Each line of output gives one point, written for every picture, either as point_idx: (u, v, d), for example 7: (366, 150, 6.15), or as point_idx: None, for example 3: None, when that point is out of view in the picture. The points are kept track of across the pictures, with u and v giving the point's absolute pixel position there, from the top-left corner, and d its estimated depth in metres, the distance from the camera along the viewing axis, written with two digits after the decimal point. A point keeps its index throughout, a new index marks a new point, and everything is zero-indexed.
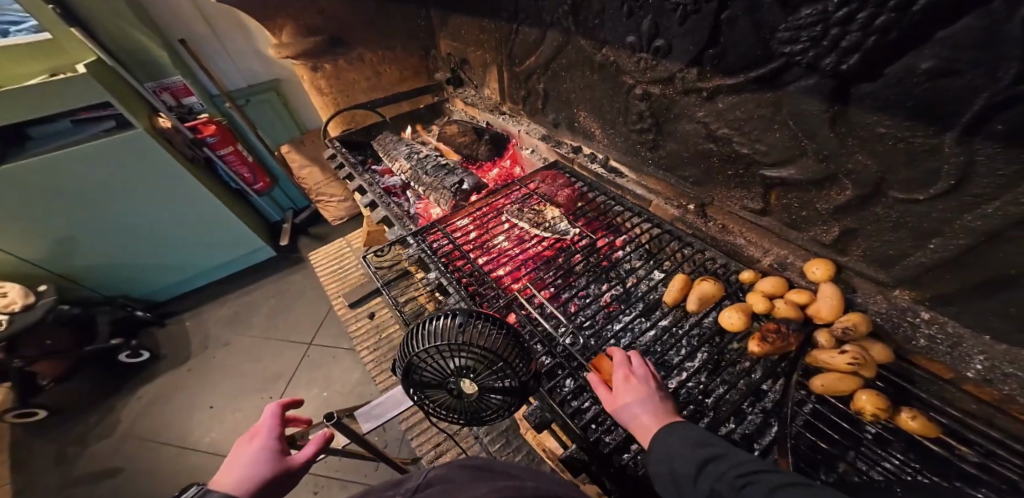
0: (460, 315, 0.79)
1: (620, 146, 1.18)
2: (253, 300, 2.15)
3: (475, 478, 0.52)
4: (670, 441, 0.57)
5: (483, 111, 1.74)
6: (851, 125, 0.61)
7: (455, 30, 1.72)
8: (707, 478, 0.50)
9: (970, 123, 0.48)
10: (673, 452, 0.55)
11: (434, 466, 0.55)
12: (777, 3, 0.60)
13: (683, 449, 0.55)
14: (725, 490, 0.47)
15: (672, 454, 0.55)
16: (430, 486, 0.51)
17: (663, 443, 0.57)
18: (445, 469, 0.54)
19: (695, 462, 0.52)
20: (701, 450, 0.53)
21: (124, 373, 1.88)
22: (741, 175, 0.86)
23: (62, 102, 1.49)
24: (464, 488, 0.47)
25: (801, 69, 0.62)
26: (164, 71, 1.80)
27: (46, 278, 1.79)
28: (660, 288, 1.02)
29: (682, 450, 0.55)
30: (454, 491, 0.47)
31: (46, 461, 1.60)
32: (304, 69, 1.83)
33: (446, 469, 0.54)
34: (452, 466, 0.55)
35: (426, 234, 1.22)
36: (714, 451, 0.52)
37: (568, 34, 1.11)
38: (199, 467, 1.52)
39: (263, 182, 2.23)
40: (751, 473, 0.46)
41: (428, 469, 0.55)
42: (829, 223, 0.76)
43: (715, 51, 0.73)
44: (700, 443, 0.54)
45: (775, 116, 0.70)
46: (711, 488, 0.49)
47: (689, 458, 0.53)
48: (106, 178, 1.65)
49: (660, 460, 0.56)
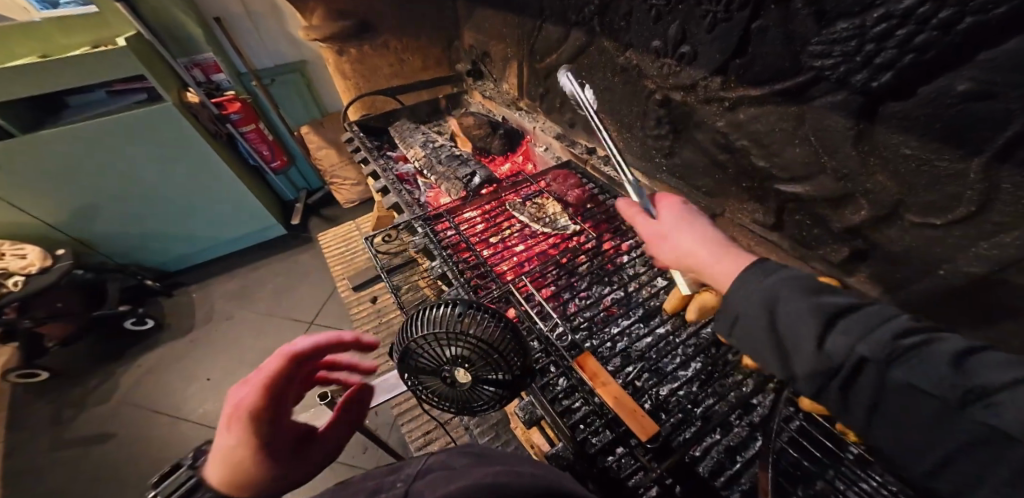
0: (461, 305, 0.80)
1: (634, 150, 1.18)
2: (258, 277, 2.17)
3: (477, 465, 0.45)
4: (770, 287, 0.40)
5: (500, 106, 1.76)
6: (875, 144, 0.60)
7: (478, 22, 1.72)
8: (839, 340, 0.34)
9: (1002, 148, 0.47)
10: (779, 301, 0.39)
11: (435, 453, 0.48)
12: (812, 15, 0.58)
13: (791, 294, 0.39)
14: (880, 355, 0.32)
15: (782, 307, 0.38)
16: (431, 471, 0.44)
17: (756, 285, 0.41)
18: (446, 456, 0.48)
19: (816, 316, 0.36)
20: (823, 298, 0.37)
21: (125, 341, 1.90)
22: (756, 188, 0.85)
23: (83, 78, 1.49)
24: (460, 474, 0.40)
25: (830, 84, 0.61)
26: (197, 47, 1.82)
27: (62, 242, 1.82)
28: (661, 296, 1.06)
29: (798, 300, 0.38)
30: (449, 477, 0.40)
31: (44, 421, 1.63)
32: (330, 52, 1.84)
33: (448, 457, 0.48)
34: (453, 453, 0.50)
35: (434, 223, 1.24)
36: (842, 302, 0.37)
37: (592, 34, 1.11)
38: (192, 438, 1.54)
39: (281, 160, 2.24)
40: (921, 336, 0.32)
41: (429, 456, 0.49)
42: (841, 241, 0.75)
43: (742, 61, 0.72)
44: (816, 290, 0.38)
45: (797, 131, 0.70)
46: (855, 353, 0.33)
47: (801, 306, 0.37)
48: (123, 145, 1.65)
49: (746, 312, 0.41)
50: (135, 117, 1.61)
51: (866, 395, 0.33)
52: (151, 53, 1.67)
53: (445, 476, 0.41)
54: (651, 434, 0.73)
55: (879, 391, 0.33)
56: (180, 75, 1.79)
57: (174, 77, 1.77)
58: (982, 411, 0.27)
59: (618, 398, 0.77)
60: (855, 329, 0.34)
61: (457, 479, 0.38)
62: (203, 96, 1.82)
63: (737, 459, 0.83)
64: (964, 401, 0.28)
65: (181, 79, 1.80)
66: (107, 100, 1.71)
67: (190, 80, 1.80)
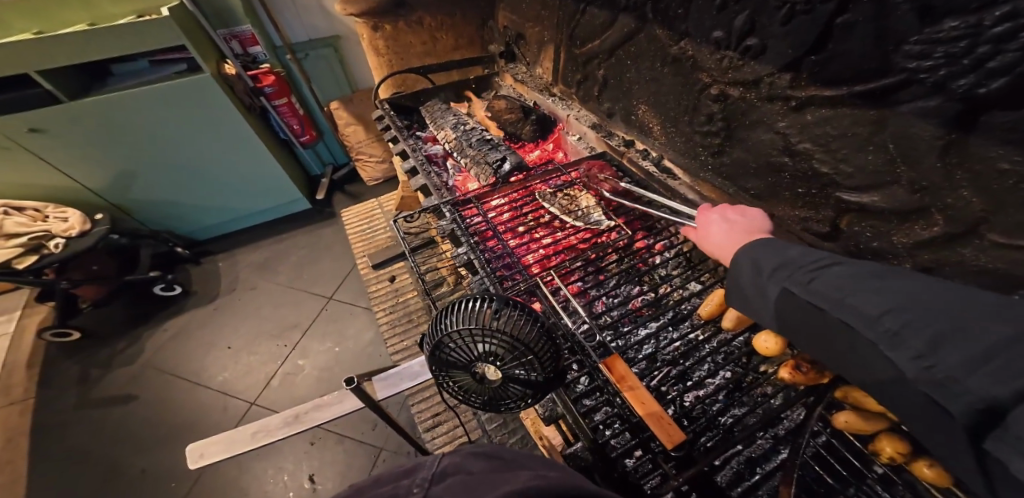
0: (497, 301, 0.78)
1: (677, 146, 1.13)
2: (281, 249, 2.19)
3: (496, 470, 0.44)
4: (748, 253, 0.59)
5: (532, 90, 1.71)
6: (966, 156, 0.55)
7: (515, 2, 1.65)
8: (776, 280, 0.54)
9: None
10: (749, 262, 0.59)
11: (447, 454, 0.47)
12: (914, 11, 0.53)
13: (758, 256, 0.58)
14: (793, 287, 0.52)
15: (749, 264, 0.58)
16: (449, 476, 0.43)
17: (747, 250, 0.60)
18: (460, 458, 0.46)
19: (768, 266, 0.55)
20: (774, 257, 0.56)
21: (153, 305, 1.95)
22: (812, 195, 0.81)
23: (125, 48, 1.48)
24: (485, 486, 0.39)
25: (923, 88, 0.56)
26: (236, 18, 1.81)
27: (104, 208, 1.86)
28: (696, 300, 1.03)
29: (756, 260, 0.58)
30: (474, 486, 0.39)
31: (76, 378, 1.70)
32: (364, 27, 1.80)
33: (461, 458, 0.46)
34: (466, 453, 0.48)
35: (462, 208, 1.22)
36: (785, 255, 0.55)
37: (643, 21, 1.05)
38: (211, 405, 1.59)
39: (310, 135, 2.23)
40: (818, 270, 0.50)
41: (440, 457, 0.47)
42: (902, 257, 0.71)
43: (818, 58, 0.68)
44: (768, 252, 0.57)
45: (872, 138, 0.66)
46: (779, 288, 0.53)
47: (763, 264, 0.56)
48: (154, 115, 1.65)
49: (733, 276, 0.61)
50: (170, 86, 1.60)
51: (791, 315, 0.53)
52: (193, 23, 1.67)
53: (470, 487, 0.39)
54: (677, 442, 0.71)
55: (793, 307, 0.52)
56: (218, 45, 1.79)
57: (212, 47, 1.77)
58: (841, 311, 0.46)
59: (644, 404, 0.75)
60: (785, 275, 0.53)
61: (483, 489, 0.38)
62: (239, 69, 1.81)
63: (756, 471, 0.83)
64: (834, 307, 0.46)
65: (219, 50, 1.80)
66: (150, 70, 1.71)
67: (228, 51, 1.79)
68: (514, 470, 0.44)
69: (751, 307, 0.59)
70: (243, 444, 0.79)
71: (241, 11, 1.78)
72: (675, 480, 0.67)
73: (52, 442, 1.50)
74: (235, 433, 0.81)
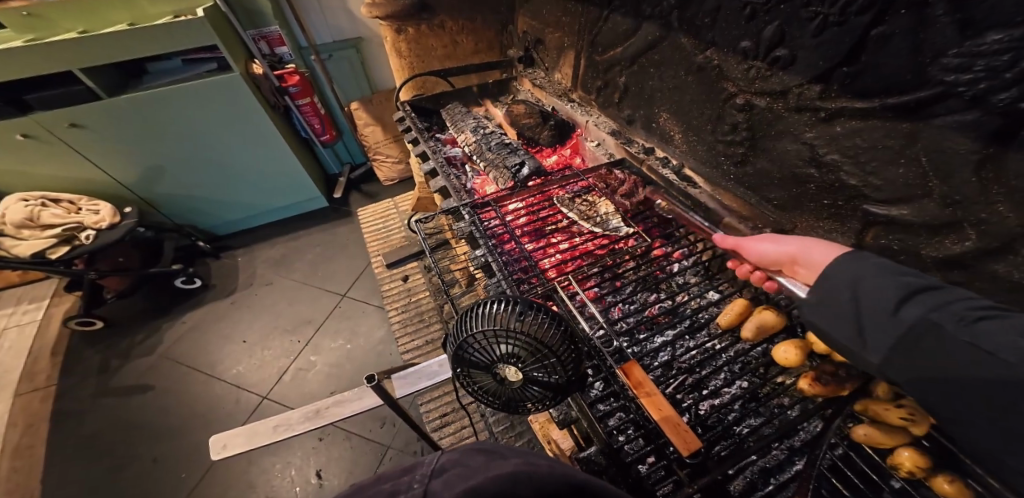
0: (519, 304, 0.79)
1: (699, 155, 1.14)
2: (299, 246, 2.22)
3: (493, 461, 0.43)
4: (865, 268, 0.55)
5: (551, 95, 1.72)
6: (1002, 171, 0.55)
7: (536, 8, 1.67)
8: (914, 306, 0.49)
9: None
10: (865, 279, 0.54)
11: (446, 450, 0.45)
12: (955, 25, 0.53)
13: (880, 274, 0.54)
14: (946, 317, 0.46)
15: (871, 280, 0.54)
16: (446, 471, 0.42)
17: (861, 260, 0.57)
18: (459, 453, 0.45)
19: (900, 290, 0.51)
20: (907, 280, 0.52)
21: (173, 297, 1.99)
22: (838, 207, 0.81)
23: (150, 49, 1.52)
24: (477, 476, 0.38)
25: (960, 101, 0.56)
26: (265, 19, 1.86)
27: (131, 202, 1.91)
28: (713, 310, 1.03)
29: (876, 277, 0.54)
30: (473, 478, 0.38)
31: (94, 368, 1.74)
32: (388, 30, 1.83)
33: (460, 453, 0.45)
34: (466, 449, 0.46)
35: (480, 211, 1.23)
36: (922, 283, 0.51)
37: (668, 29, 1.06)
38: (226, 397, 1.62)
39: (330, 135, 2.27)
40: (983, 308, 0.46)
41: (440, 453, 0.45)
42: (929, 272, 0.71)
43: (851, 70, 0.68)
44: (901, 273, 0.53)
45: (904, 151, 0.66)
46: (918, 315, 0.48)
47: (891, 285, 0.52)
48: (181, 112, 1.69)
49: (838, 290, 0.56)
50: (199, 84, 1.64)
51: (920, 347, 0.48)
52: (224, 22, 1.71)
53: (467, 478, 0.38)
54: (693, 450, 0.70)
55: (928, 339, 0.47)
56: (246, 45, 1.83)
57: (241, 47, 1.81)
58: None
59: (661, 409, 0.75)
60: (925, 303, 0.49)
61: (478, 479, 0.37)
62: (266, 68, 1.85)
63: (770, 481, 0.82)
64: (1003, 348, 0.43)
65: (247, 49, 1.85)
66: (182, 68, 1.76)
67: (256, 51, 1.84)
68: (510, 459, 0.43)
69: (857, 334, 0.54)
70: (264, 437, 0.80)
71: (270, 12, 1.82)
72: (689, 486, 0.66)
73: (72, 429, 1.55)
74: (257, 426, 0.82)
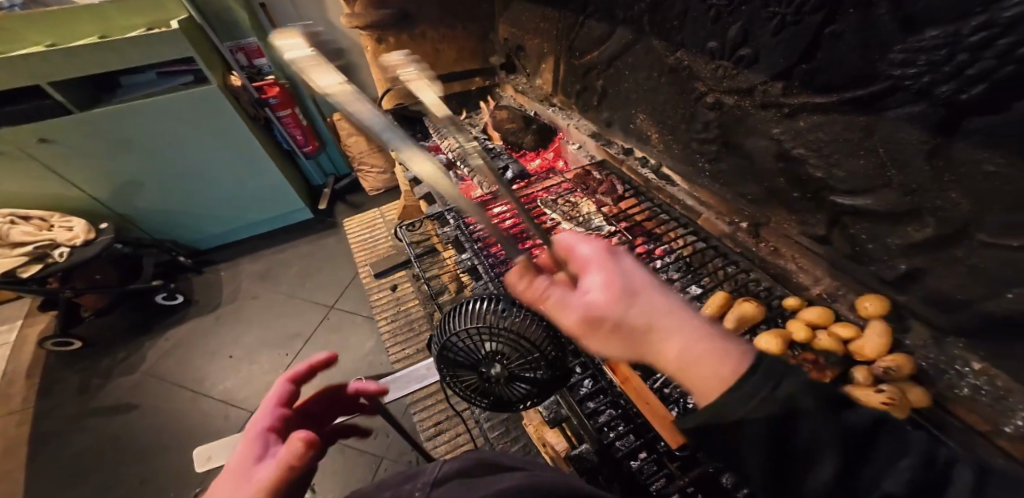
0: (503, 301, 0.79)
1: (675, 154, 1.16)
2: (285, 258, 2.20)
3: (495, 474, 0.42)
4: None
5: (533, 101, 1.75)
6: (951, 160, 0.58)
7: (515, 15, 1.70)
8: None
9: None
10: None
11: (448, 460, 0.45)
12: (897, 22, 0.56)
13: None
14: None
15: None
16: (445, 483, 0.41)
17: None
18: (460, 463, 0.45)
19: None
20: None
21: (154, 314, 1.95)
22: (808, 199, 0.84)
23: (121, 62, 1.50)
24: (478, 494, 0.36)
25: (908, 95, 0.59)
26: (242, 31, 1.85)
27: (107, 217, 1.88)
28: (696, 303, 0.97)
29: None
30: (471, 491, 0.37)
31: (71, 389, 1.68)
32: (369, 40, 1.84)
33: (460, 464, 0.44)
34: (466, 458, 0.46)
35: (466, 215, 1.24)
36: None
37: (640, 33, 1.09)
38: (211, 414, 1.58)
39: (313, 146, 2.26)
40: None
41: (442, 462, 0.45)
42: (896, 258, 0.73)
43: (809, 67, 0.71)
44: None
45: (863, 142, 0.68)
46: None
47: None
48: (161, 124, 1.67)
49: None
50: (178, 96, 1.63)
51: None
52: (200, 34, 1.70)
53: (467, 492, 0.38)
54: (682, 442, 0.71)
55: None
56: (224, 56, 1.83)
57: (219, 59, 1.80)
58: None
59: (650, 405, 0.75)
60: None
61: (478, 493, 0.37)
62: (245, 80, 1.85)
63: None
64: None
65: (224, 60, 1.84)
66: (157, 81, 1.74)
67: (233, 62, 1.83)
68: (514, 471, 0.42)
69: None
70: None
71: (248, 23, 1.82)
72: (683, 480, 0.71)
73: (48, 453, 1.49)
74: None
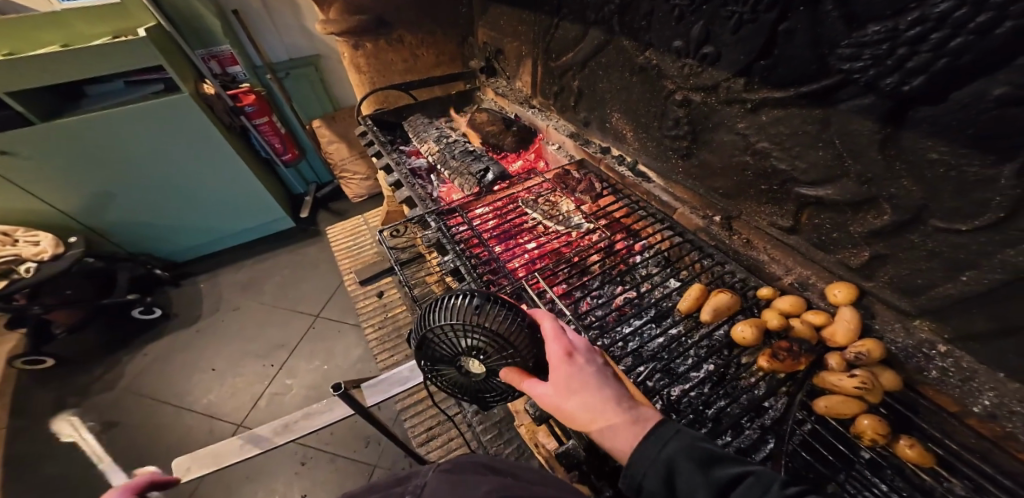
0: (478, 296, 0.77)
1: (650, 151, 1.18)
2: (269, 268, 2.17)
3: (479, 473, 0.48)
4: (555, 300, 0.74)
5: (513, 103, 1.76)
6: (901, 149, 0.61)
7: (494, 19, 1.71)
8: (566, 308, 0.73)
9: None
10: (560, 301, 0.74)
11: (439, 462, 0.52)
12: (842, 18, 0.59)
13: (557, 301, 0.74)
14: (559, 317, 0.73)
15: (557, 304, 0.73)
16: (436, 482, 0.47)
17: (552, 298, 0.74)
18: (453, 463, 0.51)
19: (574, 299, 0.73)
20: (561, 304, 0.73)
21: (132, 328, 1.91)
22: (775, 191, 0.86)
23: (83, 71, 1.47)
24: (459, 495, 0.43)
25: (857, 88, 0.62)
26: (215, 39, 1.84)
27: (77, 231, 1.83)
28: (675, 296, 1.02)
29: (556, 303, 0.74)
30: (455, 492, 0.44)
31: (46, 409, 1.64)
32: (346, 46, 1.84)
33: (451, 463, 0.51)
34: (460, 461, 0.52)
35: (447, 218, 1.24)
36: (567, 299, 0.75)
37: (611, 33, 1.11)
38: (194, 428, 1.54)
39: (292, 153, 2.25)
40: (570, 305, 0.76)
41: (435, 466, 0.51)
42: (859, 246, 0.75)
43: (767, 63, 0.73)
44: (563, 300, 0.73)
45: (820, 134, 0.70)
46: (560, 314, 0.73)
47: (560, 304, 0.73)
48: (133, 134, 1.65)
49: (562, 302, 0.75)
50: (146, 104, 1.60)
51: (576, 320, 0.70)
52: (170, 43, 1.69)
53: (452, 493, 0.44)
54: None
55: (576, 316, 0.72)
56: (196, 65, 1.81)
57: (191, 69, 1.79)
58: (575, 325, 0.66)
59: None
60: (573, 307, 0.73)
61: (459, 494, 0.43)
62: (219, 88, 1.84)
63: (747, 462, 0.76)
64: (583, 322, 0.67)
65: (197, 70, 1.82)
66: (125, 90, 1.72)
67: (206, 71, 1.81)
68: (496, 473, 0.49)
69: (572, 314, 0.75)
70: (232, 455, 0.79)
71: (220, 32, 1.81)
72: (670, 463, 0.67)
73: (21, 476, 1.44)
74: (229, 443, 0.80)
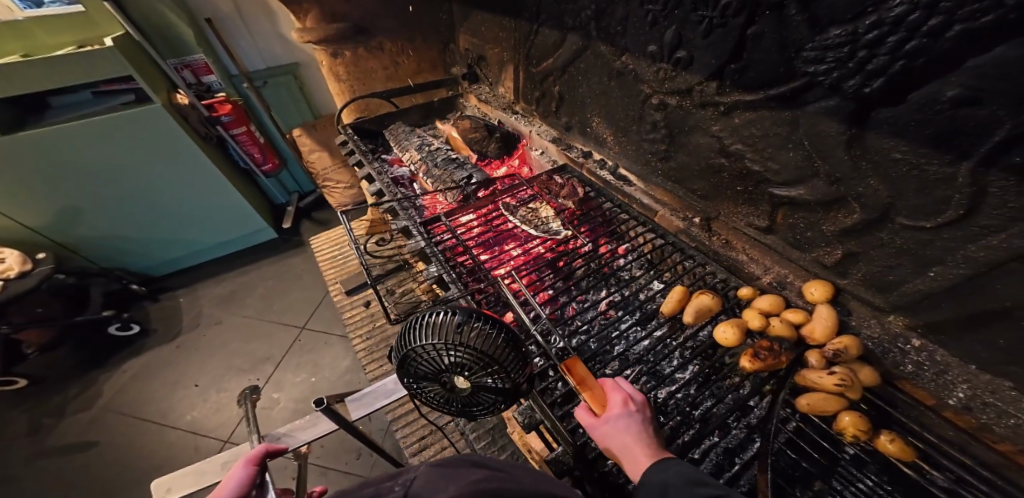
0: (461, 313, 0.76)
1: (630, 154, 1.19)
2: (252, 279, 2.14)
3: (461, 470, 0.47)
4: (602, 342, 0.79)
5: (496, 109, 1.76)
6: (866, 148, 0.63)
7: (475, 26, 1.72)
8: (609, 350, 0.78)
9: (1001, 143, 0.47)
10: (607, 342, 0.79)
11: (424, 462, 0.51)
12: (806, 22, 0.61)
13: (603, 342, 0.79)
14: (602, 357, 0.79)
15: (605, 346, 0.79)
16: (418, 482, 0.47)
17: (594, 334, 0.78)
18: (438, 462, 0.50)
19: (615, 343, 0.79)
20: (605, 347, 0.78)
21: (109, 346, 1.85)
22: (751, 192, 0.87)
23: (46, 81, 1.43)
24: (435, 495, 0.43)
25: (823, 90, 0.63)
26: (188, 49, 1.81)
27: (46, 246, 1.77)
28: (659, 298, 1.02)
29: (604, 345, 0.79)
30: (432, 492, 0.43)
31: (15, 432, 1.57)
32: (324, 54, 1.83)
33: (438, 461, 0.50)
34: (448, 459, 0.51)
35: (430, 226, 1.23)
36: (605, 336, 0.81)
37: (589, 39, 1.12)
38: (174, 447, 1.49)
39: (272, 163, 2.22)
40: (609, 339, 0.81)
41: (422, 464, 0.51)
42: (832, 244, 0.77)
43: (737, 66, 0.74)
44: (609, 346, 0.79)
45: (790, 136, 0.72)
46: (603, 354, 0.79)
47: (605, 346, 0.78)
48: (105, 145, 1.61)
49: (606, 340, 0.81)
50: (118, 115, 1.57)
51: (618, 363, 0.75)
52: (139, 53, 1.66)
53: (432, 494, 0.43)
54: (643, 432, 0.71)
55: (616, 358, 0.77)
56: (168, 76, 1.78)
57: (163, 79, 1.76)
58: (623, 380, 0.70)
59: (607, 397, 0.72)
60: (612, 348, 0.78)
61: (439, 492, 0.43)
62: (192, 98, 1.81)
63: (734, 462, 0.77)
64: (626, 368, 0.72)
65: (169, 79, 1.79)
66: (93, 100, 1.68)
67: (179, 81, 1.79)
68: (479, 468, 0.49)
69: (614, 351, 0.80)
70: (212, 475, 0.75)
71: (194, 41, 1.78)
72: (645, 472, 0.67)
73: None
74: (207, 463, 0.75)
